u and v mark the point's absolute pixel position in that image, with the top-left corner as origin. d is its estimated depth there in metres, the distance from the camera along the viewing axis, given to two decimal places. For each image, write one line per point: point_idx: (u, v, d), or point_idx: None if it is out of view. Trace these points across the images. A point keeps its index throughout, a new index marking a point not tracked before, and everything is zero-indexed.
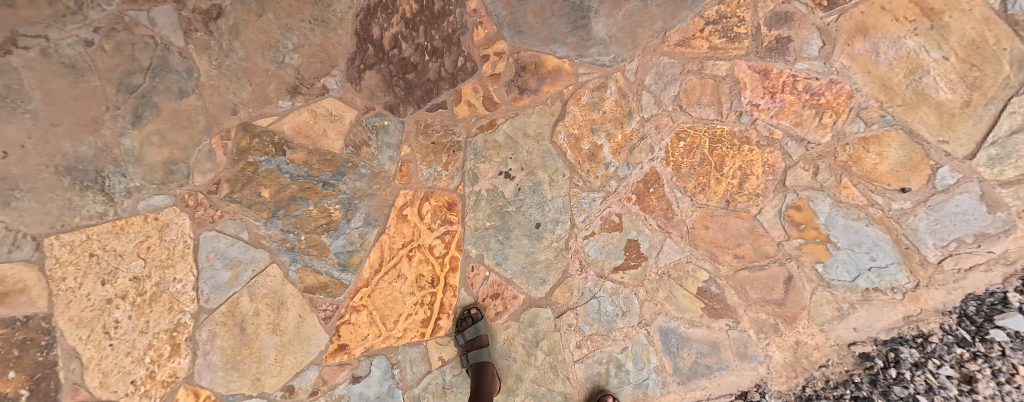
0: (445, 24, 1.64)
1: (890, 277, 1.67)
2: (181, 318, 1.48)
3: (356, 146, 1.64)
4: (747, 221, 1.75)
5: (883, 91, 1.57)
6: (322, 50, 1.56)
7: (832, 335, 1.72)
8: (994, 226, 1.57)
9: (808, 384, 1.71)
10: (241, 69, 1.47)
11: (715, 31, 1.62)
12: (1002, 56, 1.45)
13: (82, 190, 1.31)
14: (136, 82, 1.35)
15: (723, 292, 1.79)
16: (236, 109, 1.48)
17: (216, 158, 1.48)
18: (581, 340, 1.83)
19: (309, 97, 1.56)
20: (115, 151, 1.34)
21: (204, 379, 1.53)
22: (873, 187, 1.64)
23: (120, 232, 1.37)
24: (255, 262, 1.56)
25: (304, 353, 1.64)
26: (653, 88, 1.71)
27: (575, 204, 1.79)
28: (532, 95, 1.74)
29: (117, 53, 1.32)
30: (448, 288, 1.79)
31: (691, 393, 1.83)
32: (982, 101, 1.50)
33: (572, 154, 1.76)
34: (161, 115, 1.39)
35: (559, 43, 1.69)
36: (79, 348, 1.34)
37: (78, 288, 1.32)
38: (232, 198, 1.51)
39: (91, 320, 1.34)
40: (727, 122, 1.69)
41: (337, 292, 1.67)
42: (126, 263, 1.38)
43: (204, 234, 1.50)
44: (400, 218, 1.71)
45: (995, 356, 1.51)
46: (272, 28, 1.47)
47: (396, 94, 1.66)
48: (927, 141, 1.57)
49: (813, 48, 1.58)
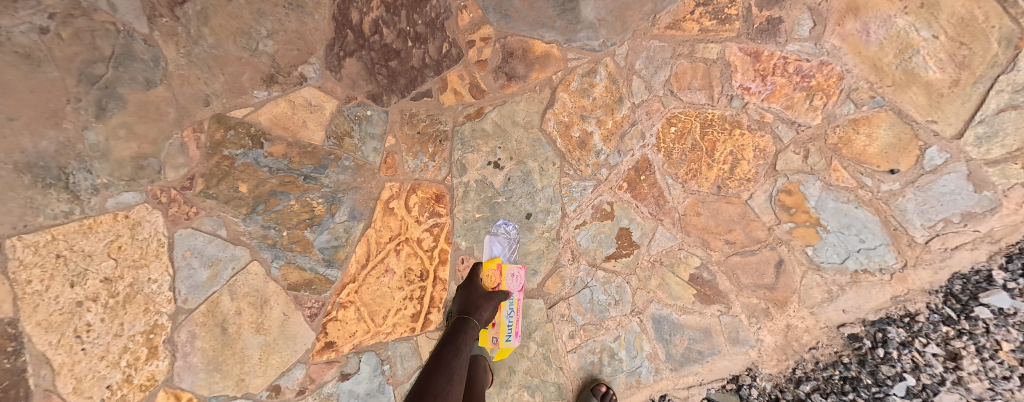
0: (428, 8, 1.57)
1: (879, 257, 1.67)
2: (159, 320, 1.42)
3: (339, 137, 1.58)
4: (739, 207, 1.74)
5: (873, 72, 1.56)
6: (299, 36, 1.48)
7: (822, 317, 1.73)
8: (981, 206, 1.59)
9: (799, 366, 1.72)
10: (212, 57, 1.38)
11: (706, 12, 1.59)
12: (992, 34, 1.45)
13: (45, 188, 1.23)
14: (99, 72, 1.26)
15: (715, 278, 1.79)
16: (209, 100, 1.40)
17: (190, 152, 1.40)
18: (574, 330, 1.81)
19: (286, 86, 1.49)
20: (79, 146, 1.26)
21: (185, 381, 1.47)
22: (863, 169, 1.63)
23: (89, 231, 1.30)
24: (235, 260, 1.50)
25: (289, 352, 1.59)
26: (644, 73, 1.67)
27: (566, 193, 1.76)
28: (520, 82, 1.69)
29: (76, 41, 1.23)
30: (438, 282, 1.75)
31: (683, 380, 1.82)
32: (971, 80, 1.51)
33: (563, 142, 1.73)
34: (128, 107, 1.30)
35: (547, 27, 1.64)
36: (49, 353, 1.26)
37: (45, 291, 1.24)
38: (208, 194, 1.44)
39: (61, 324, 1.27)
40: (718, 106, 1.67)
41: (323, 289, 1.62)
42: (96, 264, 1.30)
43: (180, 232, 1.43)
44: (387, 211, 1.66)
45: (980, 333, 1.55)
46: (244, 13, 1.39)
47: (379, 82, 1.60)
48: (916, 121, 1.57)
49: (804, 29, 1.56)
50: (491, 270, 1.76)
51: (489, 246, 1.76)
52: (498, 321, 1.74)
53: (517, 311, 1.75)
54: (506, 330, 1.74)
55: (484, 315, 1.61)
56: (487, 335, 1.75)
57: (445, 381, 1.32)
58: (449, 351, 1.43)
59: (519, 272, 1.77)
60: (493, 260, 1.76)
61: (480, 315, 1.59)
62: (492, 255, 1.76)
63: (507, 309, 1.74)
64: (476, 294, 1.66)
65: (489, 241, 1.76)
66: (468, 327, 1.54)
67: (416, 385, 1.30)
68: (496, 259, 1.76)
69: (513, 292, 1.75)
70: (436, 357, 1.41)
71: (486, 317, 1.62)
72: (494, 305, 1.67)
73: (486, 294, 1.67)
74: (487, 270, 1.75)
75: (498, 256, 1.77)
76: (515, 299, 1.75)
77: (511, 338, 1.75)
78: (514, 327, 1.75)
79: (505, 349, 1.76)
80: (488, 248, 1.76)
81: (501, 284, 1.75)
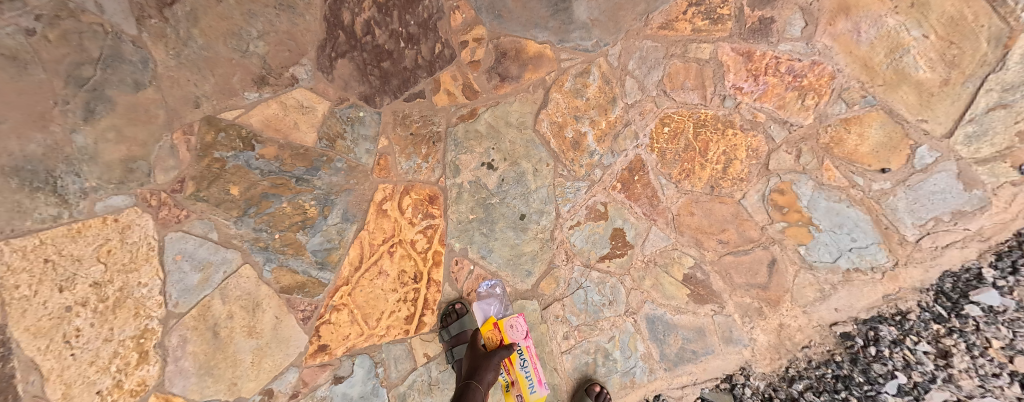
0: (421, 8, 1.56)
1: (871, 256, 1.68)
2: (149, 324, 1.41)
3: (331, 139, 1.57)
4: (732, 206, 1.74)
5: (864, 71, 1.56)
6: (290, 37, 1.47)
7: (814, 316, 1.74)
8: (971, 204, 1.60)
9: (792, 365, 1.73)
10: (202, 59, 1.37)
11: (698, 12, 1.59)
12: (981, 33, 1.46)
13: (33, 192, 1.21)
14: (87, 74, 1.24)
15: (708, 277, 1.79)
16: (199, 102, 1.39)
17: (180, 154, 1.39)
18: (568, 331, 1.81)
19: (277, 88, 1.48)
20: (67, 149, 1.24)
21: (176, 386, 1.45)
22: (855, 168, 1.64)
23: (77, 236, 1.28)
24: (227, 263, 1.49)
25: (282, 355, 1.58)
26: (637, 73, 1.67)
27: (560, 194, 1.76)
28: (513, 83, 1.68)
29: (63, 43, 1.21)
30: (432, 284, 1.75)
31: (678, 379, 1.83)
32: (961, 79, 1.51)
33: (557, 142, 1.72)
34: (117, 109, 1.29)
35: (540, 27, 1.64)
36: (38, 359, 1.24)
37: (33, 296, 1.22)
38: (199, 197, 1.43)
39: (50, 329, 1.25)
40: (711, 106, 1.67)
41: (316, 292, 1.61)
42: (85, 268, 1.29)
43: (170, 235, 1.41)
44: (380, 213, 1.65)
45: (970, 331, 1.56)
46: (234, 14, 1.38)
47: (371, 84, 1.59)
48: (907, 120, 1.58)
49: (796, 29, 1.57)
50: (491, 331, 1.74)
51: (481, 311, 1.76)
52: (514, 376, 1.74)
53: (531, 361, 1.75)
54: (526, 383, 1.74)
55: (488, 378, 1.60)
56: (510, 395, 1.75)
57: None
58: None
59: (518, 321, 1.76)
60: (489, 322, 1.75)
61: (483, 380, 1.59)
62: (486, 319, 1.76)
63: (519, 361, 1.74)
64: (478, 354, 1.65)
65: (478, 308, 1.76)
66: (473, 393, 1.56)
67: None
68: (491, 319, 1.76)
69: (519, 341, 1.74)
70: None
71: (490, 378, 1.61)
72: (497, 364, 1.64)
73: (488, 353, 1.65)
74: (486, 333, 1.74)
75: (491, 316, 1.77)
76: (524, 348, 1.75)
77: (536, 388, 1.75)
78: (534, 376, 1.75)
79: (534, 401, 1.75)
80: (479, 314, 1.76)
81: (504, 338, 1.75)
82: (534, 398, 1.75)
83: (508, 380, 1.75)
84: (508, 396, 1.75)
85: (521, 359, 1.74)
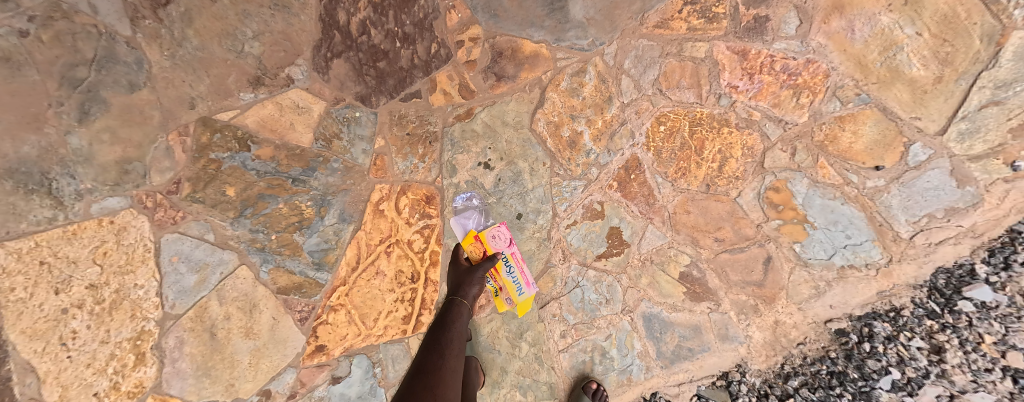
0: (416, 8, 1.56)
1: (865, 253, 1.69)
2: (146, 326, 1.40)
3: (327, 140, 1.57)
4: (728, 204, 1.75)
5: (858, 69, 1.57)
6: (285, 37, 1.47)
7: (810, 313, 1.75)
8: (964, 201, 1.61)
9: (787, 361, 1.74)
10: (197, 59, 1.37)
11: (694, 11, 1.59)
12: (973, 30, 1.47)
13: (28, 194, 1.21)
14: (81, 76, 1.24)
15: (704, 275, 1.80)
16: (194, 103, 1.39)
17: (175, 156, 1.39)
18: (565, 329, 1.82)
19: (273, 88, 1.48)
20: (62, 151, 1.24)
21: (174, 387, 1.45)
22: (850, 166, 1.65)
23: (73, 237, 1.28)
24: (223, 264, 1.49)
25: (280, 356, 1.59)
26: (633, 72, 1.68)
27: (557, 193, 1.76)
28: (509, 82, 1.69)
29: (57, 44, 1.21)
30: (429, 283, 1.75)
31: (674, 377, 1.84)
32: (954, 77, 1.52)
33: (553, 142, 1.73)
34: (111, 110, 1.28)
35: (536, 26, 1.64)
36: (34, 361, 1.25)
37: (29, 298, 1.23)
38: (195, 198, 1.43)
39: (46, 331, 1.25)
40: (707, 104, 1.68)
41: (313, 292, 1.61)
42: (81, 270, 1.29)
43: (166, 237, 1.41)
44: (377, 213, 1.65)
45: (963, 326, 1.57)
46: (229, 14, 1.37)
47: (367, 84, 1.59)
48: (900, 117, 1.59)
49: (790, 27, 1.57)
50: (473, 243, 1.75)
51: (459, 225, 1.75)
52: (502, 282, 1.79)
53: (517, 266, 1.77)
54: (514, 286, 1.78)
55: (472, 292, 1.61)
56: (500, 299, 1.79)
57: (437, 356, 1.39)
58: (438, 333, 1.50)
59: (500, 231, 1.77)
60: (470, 235, 1.75)
61: (467, 293, 1.60)
62: (466, 233, 1.75)
63: (505, 268, 1.77)
64: (461, 270, 1.68)
65: (457, 221, 1.75)
66: (457, 307, 1.57)
67: (414, 364, 1.38)
68: (472, 232, 1.75)
69: (503, 250, 1.76)
70: (427, 342, 1.48)
71: (475, 292, 1.63)
72: (481, 277, 1.66)
73: (470, 268, 1.67)
74: (468, 246, 1.75)
75: (471, 228, 1.75)
76: (508, 256, 1.77)
77: (524, 289, 1.79)
78: (521, 279, 1.79)
79: (523, 302, 1.80)
80: (458, 228, 1.75)
81: (487, 248, 1.76)
82: (523, 299, 1.79)
83: (496, 287, 1.79)
84: (498, 301, 1.80)
85: (507, 269, 1.77)
